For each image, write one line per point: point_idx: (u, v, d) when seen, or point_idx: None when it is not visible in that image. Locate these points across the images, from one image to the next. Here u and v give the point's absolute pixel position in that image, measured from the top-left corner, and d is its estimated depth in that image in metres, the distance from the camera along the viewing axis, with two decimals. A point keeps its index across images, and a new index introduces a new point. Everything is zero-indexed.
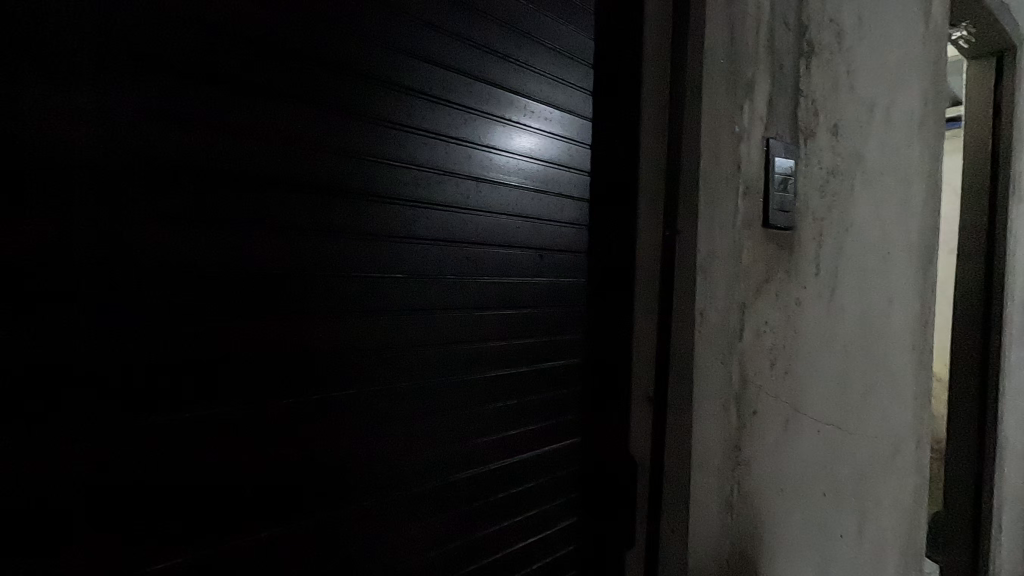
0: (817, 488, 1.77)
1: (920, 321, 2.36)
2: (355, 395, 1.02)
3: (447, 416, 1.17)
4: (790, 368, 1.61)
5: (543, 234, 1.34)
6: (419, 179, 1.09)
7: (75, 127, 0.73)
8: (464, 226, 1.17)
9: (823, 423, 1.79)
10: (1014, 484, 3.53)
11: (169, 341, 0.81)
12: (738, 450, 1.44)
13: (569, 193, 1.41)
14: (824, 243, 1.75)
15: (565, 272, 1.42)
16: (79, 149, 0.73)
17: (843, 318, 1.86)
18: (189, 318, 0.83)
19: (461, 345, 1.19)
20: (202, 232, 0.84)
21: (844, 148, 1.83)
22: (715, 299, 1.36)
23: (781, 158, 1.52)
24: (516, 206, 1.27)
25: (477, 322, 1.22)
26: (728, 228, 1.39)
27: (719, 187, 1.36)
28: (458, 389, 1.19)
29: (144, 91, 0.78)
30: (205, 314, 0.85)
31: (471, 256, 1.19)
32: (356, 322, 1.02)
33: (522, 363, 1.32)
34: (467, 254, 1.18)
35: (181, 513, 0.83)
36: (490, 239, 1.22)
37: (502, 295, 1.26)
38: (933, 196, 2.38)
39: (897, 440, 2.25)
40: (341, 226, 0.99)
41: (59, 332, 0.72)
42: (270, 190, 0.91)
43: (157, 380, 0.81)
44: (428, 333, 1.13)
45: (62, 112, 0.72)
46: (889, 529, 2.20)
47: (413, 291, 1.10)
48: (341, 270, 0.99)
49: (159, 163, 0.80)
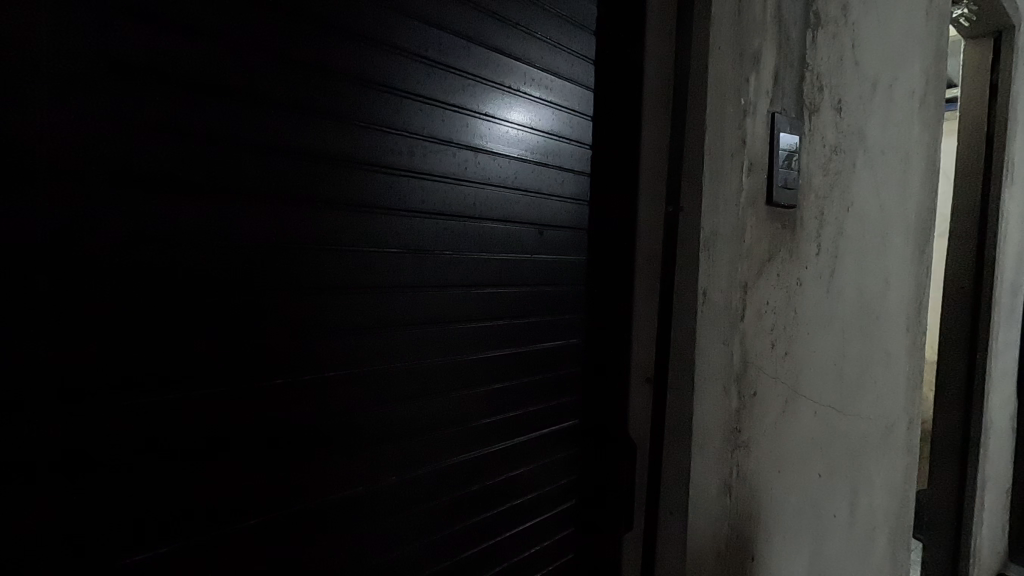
0: (813, 470, 1.77)
1: (915, 302, 2.36)
2: (348, 375, 0.97)
3: (442, 397, 1.13)
4: (790, 349, 1.59)
5: (545, 210, 1.28)
6: (415, 148, 1.03)
7: (40, 84, 0.66)
8: (461, 200, 1.11)
9: (821, 405, 1.77)
10: (996, 464, 3.60)
11: (146, 319, 0.75)
12: (739, 431, 1.42)
13: (571, 167, 1.33)
14: (826, 223, 1.72)
15: (568, 250, 1.35)
16: (53, 110, 0.67)
17: (842, 298, 1.84)
18: (164, 294, 0.76)
19: (457, 324, 1.14)
20: (179, 200, 0.77)
21: (848, 125, 1.79)
22: (717, 277, 1.33)
23: (786, 133, 1.48)
24: (517, 178, 1.21)
25: (475, 301, 1.17)
26: (732, 205, 1.35)
27: (724, 163, 1.32)
28: (456, 370, 1.15)
29: (124, 48, 0.71)
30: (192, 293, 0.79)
31: (470, 231, 1.14)
32: (349, 300, 0.96)
33: (522, 344, 1.28)
34: (465, 228, 1.13)
35: (170, 502, 0.79)
36: (490, 214, 1.16)
37: (501, 272, 1.21)
38: (929, 177, 2.36)
39: (890, 421, 2.25)
40: (331, 198, 0.92)
41: (32, 311, 0.66)
42: (257, 158, 0.84)
43: (132, 360, 0.74)
44: (425, 312, 1.08)
45: (20, 66, 0.64)
46: (879, 509, 2.21)
47: (408, 267, 1.04)
48: (331, 245, 0.93)
49: (133, 125, 0.73)
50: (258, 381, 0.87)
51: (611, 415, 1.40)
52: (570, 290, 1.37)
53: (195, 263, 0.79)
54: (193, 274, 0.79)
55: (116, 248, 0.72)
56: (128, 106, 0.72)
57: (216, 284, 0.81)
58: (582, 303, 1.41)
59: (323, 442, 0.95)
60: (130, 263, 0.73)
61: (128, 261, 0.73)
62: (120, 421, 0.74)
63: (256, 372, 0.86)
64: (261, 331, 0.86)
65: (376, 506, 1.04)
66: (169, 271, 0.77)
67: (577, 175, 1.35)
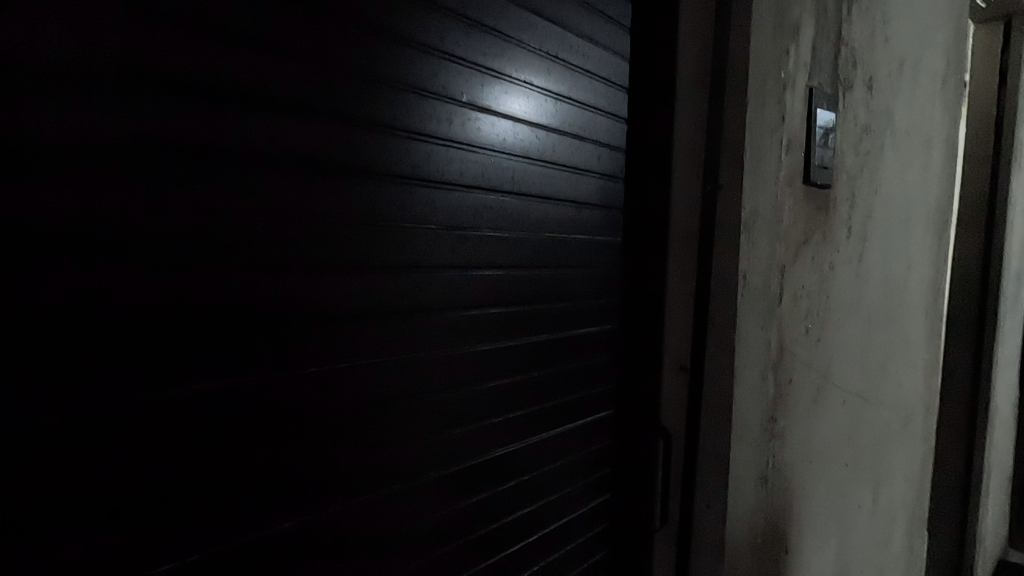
0: (840, 460, 1.72)
1: (933, 288, 2.32)
2: (383, 363, 0.91)
3: (474, 386, 1.06)
4: (822, 335, 1.54)
5: (581, 187, 1.20)
6: (451, 115, 0.95)
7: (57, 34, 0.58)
8: (498, 174, 1.04)
9: (849, 393, 1.73)
10: (1000, 452, 3.60)
11: (173, 301, 0.68)
12: (775, 420, 1.37)
13: (608, 142, 1.26)
14: (857, 205, 1.66)
15: (605, 231, 1.28)
16: (71, 62, 0.59)
17: (869, 283, 1.79)
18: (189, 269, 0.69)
19: (491, 309, 1.07)
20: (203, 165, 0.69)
21: (878, 104, 1.73)
22: (756, 259, 1.27)
23: (824, 110, 1.42)
24: (554, 152, 1.13)
25: (511, 283, 1.10)
26: (771, 185, 1.29)
27: (763, 140, 1.26)
28: (491, 357, 1.08)
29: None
30: (222, 273, 0.72)
31: (507, 207, 1.06)
32: (384, 280, 0.89)
33: (556, 331, 1.21)
34: (502, 204, 1.05)
35: (201, 504, 0.72)
36: (528, 189, 1.09)
37: (537, 253, 1.14)
38: (949, 160, 2.32)
39: (910, 409, 2.22)
40: (366, 168, 0.85)
41: (52, 294, 0.59)
42: (285, 119, 0.76)
43: (160, 347, 0.67)
44: (460, 294, 1.01)
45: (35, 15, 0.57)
46: (898, 498, 2.18)
47: (443, 245, 0.97)
48: (366, 219, 0.86)
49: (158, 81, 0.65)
50: (289, 368, 0.79)
51: (643, 405, 1.34)
52: (603, 274, 1.29)
53: (223, 235, 0.71)
54: (218, 248, 0.71)
55: (138, 219, 0.64)
56: (153, 60, 0.65)
57: (243, 261, 0.73)
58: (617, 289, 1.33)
59: (354, 435, 0.88)
60: (154, 236, 0.66)
61: (150, 234, 0.65)
62: (147, 415, 0.67)
63: (287, 358, 0.79)
64: (291, 314, 0.79)
65: (410, 505, 0.97)
66: (196, 246, 0.69)
67: (614, 151, 1.28)
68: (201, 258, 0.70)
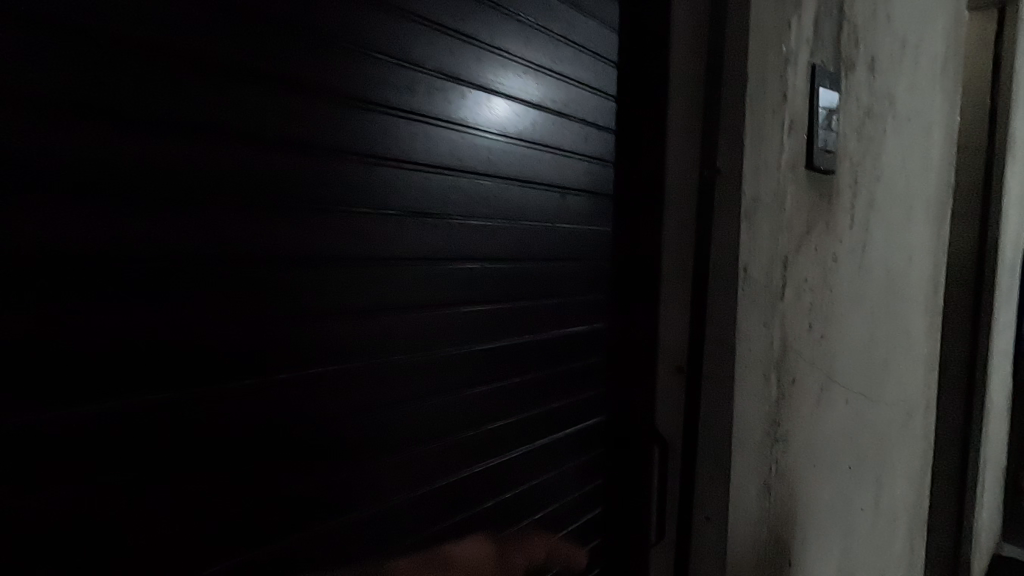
0: (844, 462, 1.63)
1: (933, 281, 2.24)
2: (343, 368, 0.79)
3: (453, 394, 0.94)
4: (826, 332, 1.44)
5: (567, 171, 1.10)
6: (417, 85, 0.85)
7: None
8: (473, 155, 0.93)
9: (852, 391, 1.64)
10: (995, 447, 3.55)
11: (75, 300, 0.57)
12: (778, 424, 1.27)
13: (595, 122, 1.16)
14: (860, 192, 1.56)
15: (593, 221, 1.18)
16: None
17: (871, 275, 1.70)
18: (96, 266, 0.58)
19: (472, 306, 0.96)
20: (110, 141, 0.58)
21: (880, 86, 1.64)
22: (758, 250, 1.17)
23: (827, 90, 1.32)
24: (536, 130, 1.03)
25: (491, 278, 0.99)
26: (773, 169, 1.19)
27: (764, 120, 1.16)
28: (471, 362, 0.97)
29: None
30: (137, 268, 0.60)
31: (484, 192, 0.95)
32: (341, 274, 0.78)
33: (543, 331, 1.11)
34: (478, 189, 0.95)
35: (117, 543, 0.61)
36: (507, 172, 0.98)
37: (519, 244, 1.03)
38: (949, 148, 2.23)
39: (910, 406, 2.13)
40: (316, 144, 0.74)
41: None
42: (216, 88, 0.65)
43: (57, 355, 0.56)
44: (433, 290, 0.90)
45: None
46: (900, 499, 2.10)
47: (411, 233, 0.86)
48: (318, 202, 0.75)
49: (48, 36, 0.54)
50: (225, 382, 0.67)
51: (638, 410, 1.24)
52: (593, 269, 1.19)
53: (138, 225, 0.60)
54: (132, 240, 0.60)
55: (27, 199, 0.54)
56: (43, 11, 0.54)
57: (166, 255, 0.62)
58: (606, 285, 1.23)
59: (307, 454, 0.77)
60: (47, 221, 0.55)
61: (42, 219, 0.55)
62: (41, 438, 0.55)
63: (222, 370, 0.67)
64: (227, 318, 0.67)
65: (376, 531, 0.86)
66: (104, 233, 0.58)
67: (602, 132, 1.18)
68: (110, 253, 0.58)
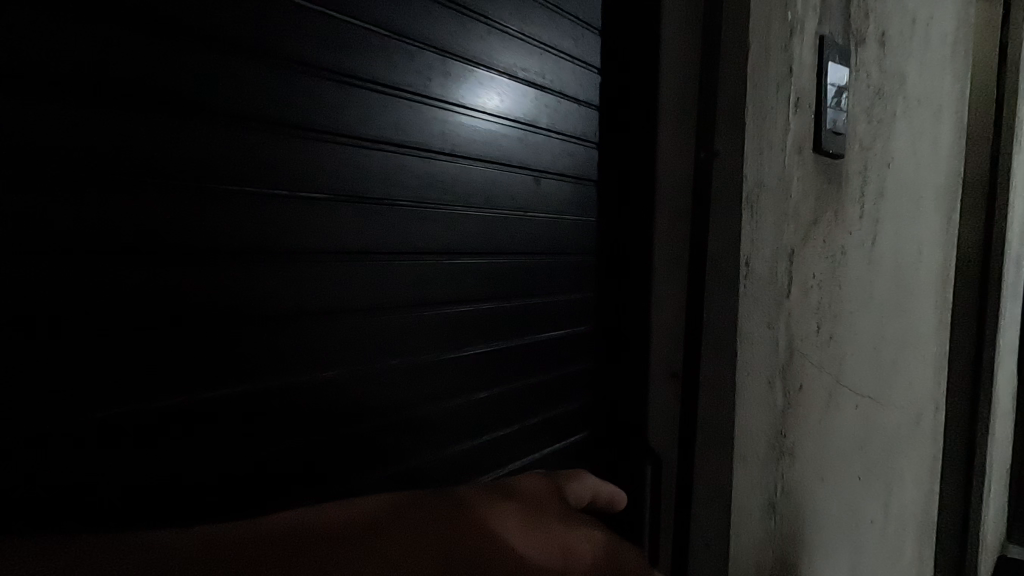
0: (853, 472, 1.51)
1: (942, 275, 2.12)
2: (285, 359, 0.75)
3: (434, 391, 0.94)
4: (834, 332, 1.32)
5: (536, 150, 1.07)
6: (368, 52, 0.81)
7: None
8: (464, 138, 0.95)
9: (861, 396, 1.51)
10: (999, 448, 3.42)
11: None
12: (783, 436, 1.14)
13: (568, 94, 1.12)
14: (869, 179, 1.44)
15: (565, 207, 1.16)
16: None
17: (881, 270, 1.58)
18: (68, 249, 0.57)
19: (429, 295, 0.92)
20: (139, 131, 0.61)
21: (890, 65, 1.51)
22: (761, 241, 1.05)
23: (836, 64, 1.19)
24: (500, 107, 1.00)
25: (452, 264, 0.95)
26: (778, 151, 1.06)
27: (768, 95, 1.03)
28: (429, 355, 0.93)
29: None
30: None
31: (478, 178, 0.98)
32: (281, 259, 0.73)
33: (511, 322, 1.07)
34: (464, 174, 0.96)
35: None
36: (500, 157, 1.01)
37: (480, 229, 1.00)
38: (958, 135, 2.11)
39: (920, 409, 2.01)
40: (254, 117, 0.70)
41: None
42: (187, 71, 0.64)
43: None
44: (385, 276, 0.86)
45: None
46: (909, 508, 1.98)
47: (362, 213, 0.82)
48: (257, 179, 0.70)
49: None
50: None
51: (627, 413, 1.15)
52: (565, 258, 1.16)
53: (152, 208, 0.62)
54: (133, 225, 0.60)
55: None
56: None
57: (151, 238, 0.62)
58: (578, 274, 1.19)
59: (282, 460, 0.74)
60: None
61: None
62: None
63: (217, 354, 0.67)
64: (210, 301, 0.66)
65: None
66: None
67: (575, 106, 1.14)
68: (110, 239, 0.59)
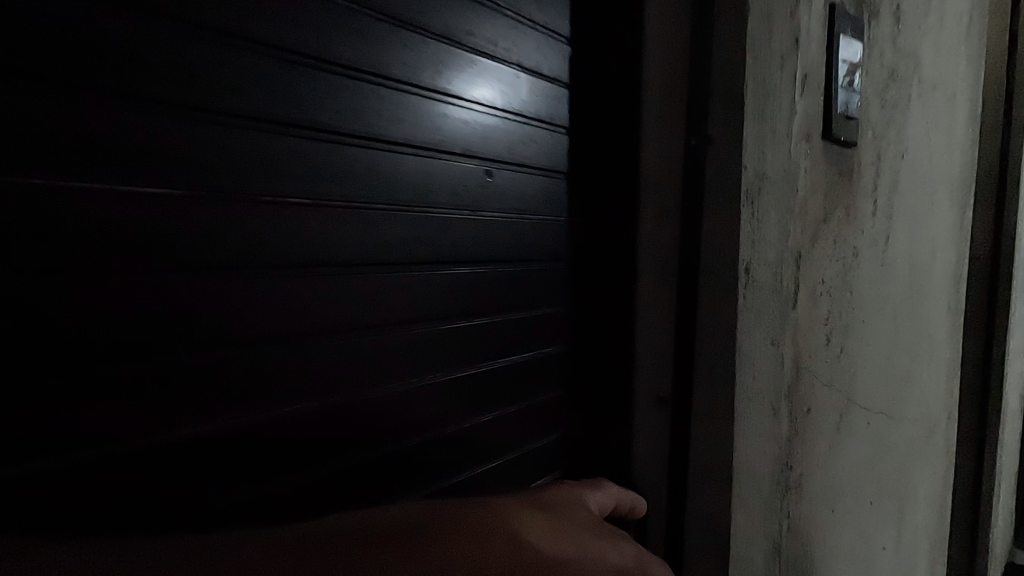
0: (865, 497, 1.36)
1: (956, 275, 1.96)
2: (150, 402, 0.59)
3: (413, 418, 0.84)
4: (845, 344, 1.16)
5: (487, 138, 0.91)
6: (258, 15, 0.65)
7: None
8: (450, 129, 0.85)
9: (873, 412, 1.36)
10: (1009, 455, 3.25)
11: None
12: (790, 467, 0.99)
13: (526, 69, 0.96)
14: (883, 170, 1.28)
15: (530, 205, 0.99)
16: None
17: (894, 272, 1.42)
18: None
19: (353, 317, 0.76)
20: (102, 123, 0.55)
21: (905, 43, 1.35)
22: (764, 243, 0.90)
23: (849, 37, 1.03)
24: (441, 84, 0.84)
25: (382, 275, 0.79)
26: (784, 137, 0.91)
27: (771, 70, 0.88)
28: (353, 386, 0.77)
29: None
30: None
31: (474, 179, 0.90)
32: (135, 277, 0.57)
33: (463, 344, 0.90)
34: (449, 171, 0.86)
35: None
36: (490, 152, 0.91)
37: (418, 232, 0.83)
38: (973, 124, 1.95)
39: (933, 420, 1.86)
40: (96, 94, 0.55)
41: None
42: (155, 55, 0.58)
43: None
44: (290, 293, 0.69)
45: None
46: (922, 528, 1.83)
47: (252, 215, 0.66)
48: (95, 173, 0.55)
49: None
50: None
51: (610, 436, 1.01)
52: (526, 267, 1.00)
53: (116, 208, 0.56)
54: (87, 227, 0.54)
55: None
56: None
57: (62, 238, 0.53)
58: (544, 284, 1.03)
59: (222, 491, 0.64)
60: None
61: None
62: None
63: (176, 372, 0.61)
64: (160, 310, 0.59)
65: None
66: None
67: (536, 83, 0.97)
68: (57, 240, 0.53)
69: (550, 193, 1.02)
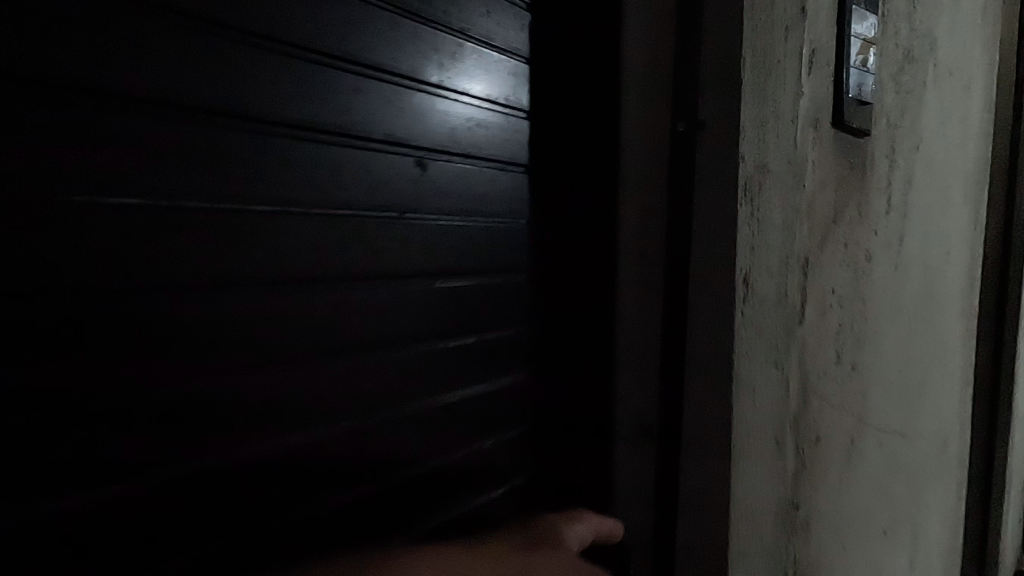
0: (878, 527, 1.23)
1: (971, 277, 1.83)
2: None
3: (445, 451, 0.75)
4: (857, 361, 1.03)
5: (417, 117, 0.68)
6: None
7: None
8: (484, 126, 0.75)
9: (887, 432, 1.23)
10: (1020, 463, 3.11)
11: None
12: (797, 506, 0.86)
13: (468, 31, 0.74)
14: (897, 163, 1.14)
15: (477, 207, 0.76)
16: None
17: (908, 277, 1.29)
18: None
19: (211, 366, 0.51)
20: None
21: (920, 22, 1.21)
22: (764, 249, 0.77)
23: (864, 9, 0.89)
24: (345, 41, 0.61)
25: (255, 306, 0.54)
26: (787, 125, 0.78)
27: (770, 47, 0.76)
28: (213, 466, 0.52)
29: None
30: None
31: (401, 171, 0.66)
32: None
33: (388, 394, 0.67)
34: (459, 175, 0.73)
35: None
36: (528, 157, 0.82)
37: (316, 242, 0.59)
38: (989, 114, 1.81)
39: (948, 434, 1.73)
40: None
41: None
42: (158, 27, 0.48)
43: None
44: (95, 339, 0.45)
45: None
46: (936, 549, 1.70)
47: (24, 214, 0.41)
48: None
49: None
50: None
51: None
52: (477, 286, 0.77)
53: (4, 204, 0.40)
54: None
55: None
56: None
57: None
58: (501, 308, 0.80)
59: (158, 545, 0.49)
60: None
61: None
62: None
63: (90, 422, 0.45)
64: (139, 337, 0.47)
65: None
66: None
67: (480, 52, 0.75)
68: None
69: (507, 191, 0.80)
